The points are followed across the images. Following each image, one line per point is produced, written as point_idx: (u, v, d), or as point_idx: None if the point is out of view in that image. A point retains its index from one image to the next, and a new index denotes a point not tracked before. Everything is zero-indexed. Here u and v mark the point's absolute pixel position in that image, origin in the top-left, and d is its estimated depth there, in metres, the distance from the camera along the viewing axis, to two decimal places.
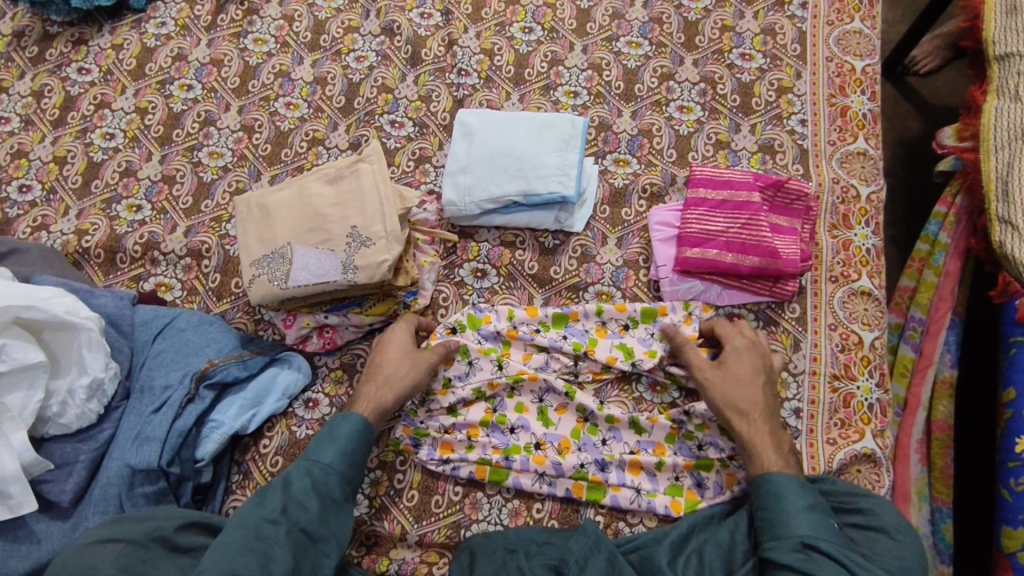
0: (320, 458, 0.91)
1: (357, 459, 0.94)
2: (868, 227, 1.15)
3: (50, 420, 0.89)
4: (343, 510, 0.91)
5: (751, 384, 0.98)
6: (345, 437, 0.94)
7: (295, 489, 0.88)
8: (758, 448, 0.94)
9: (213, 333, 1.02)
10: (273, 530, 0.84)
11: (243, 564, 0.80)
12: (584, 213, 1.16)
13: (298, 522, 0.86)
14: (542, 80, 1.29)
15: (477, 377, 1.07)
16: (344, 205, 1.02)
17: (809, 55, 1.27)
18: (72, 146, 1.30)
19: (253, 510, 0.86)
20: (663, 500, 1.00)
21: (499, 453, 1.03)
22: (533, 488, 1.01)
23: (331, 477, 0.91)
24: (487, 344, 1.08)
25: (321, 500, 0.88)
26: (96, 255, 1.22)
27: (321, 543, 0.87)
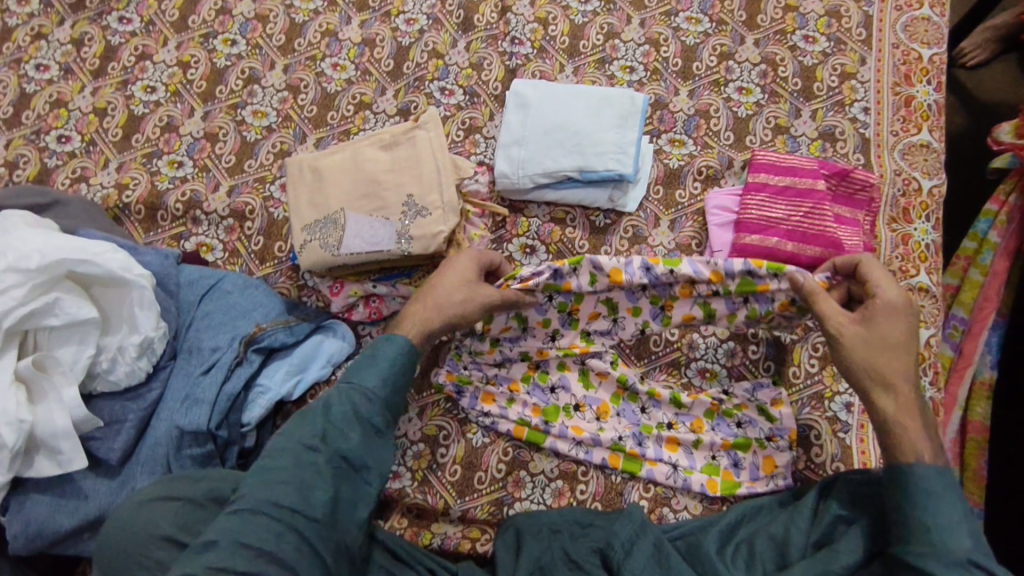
0: (362, 384, 0.88)
1: (399, 383, 0.91)
2: (929, 222, 1.12)
3: (99, 377, 0.88)
4: (385, 438, 0.89)
5: (901, 350, 0.88)
6: (387, 360, 0.90)
7: (335, 415, 0.85)
8: (903, 429, 0.85)
9: (259, 296, 1.01)
10: (314, 457, 0.82)
11: (281, 492, 0.79)
12: (638, 193, 1.14)
13: (339, 447, 0.84)
14: (597, 53, 1.25)
15: (528, 342, 1.06)
16: (400, 172, 0.99)
17: (875, 41, 1.23)
18: (113, 98, 1.27)
19: (292, 434, 0.84)
20: (699, 479, 1.00)
21: (538, 414, 1.04)
22: (571, 454, 1.01)
23: (372, 402, 0.88)
24: (546, 314, 1.04)
25: (362, 427, 0.86)
26: (137, 211, 1.20)
27: (361, 473, 0.85)
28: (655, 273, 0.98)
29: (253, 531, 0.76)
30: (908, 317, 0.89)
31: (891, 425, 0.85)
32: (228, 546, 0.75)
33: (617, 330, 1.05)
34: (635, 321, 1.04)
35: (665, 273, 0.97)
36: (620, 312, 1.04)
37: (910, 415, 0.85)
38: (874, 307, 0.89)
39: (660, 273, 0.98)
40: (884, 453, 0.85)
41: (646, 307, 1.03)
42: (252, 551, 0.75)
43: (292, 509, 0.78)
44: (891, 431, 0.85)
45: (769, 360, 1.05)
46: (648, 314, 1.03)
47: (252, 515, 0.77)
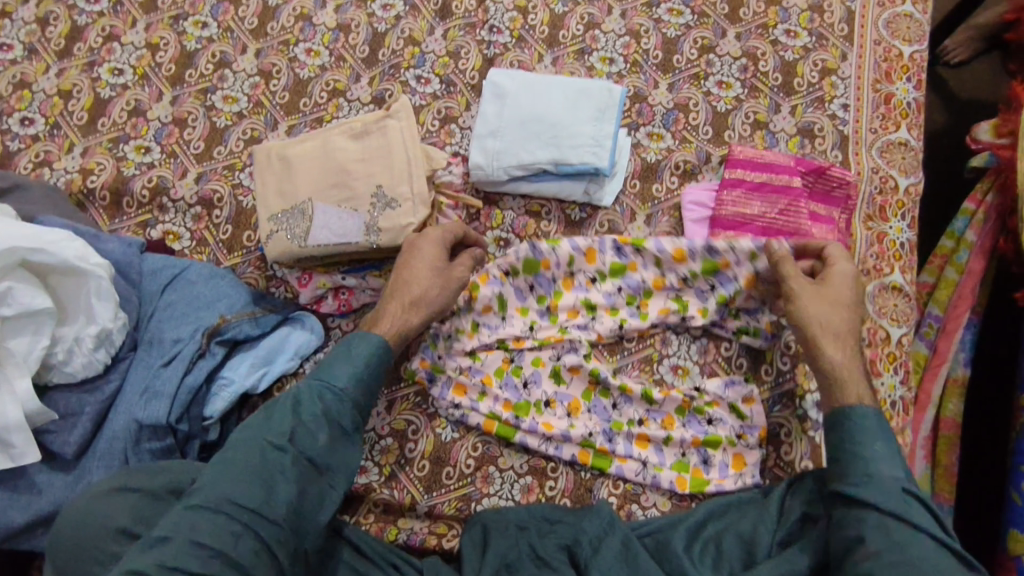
0: (333, 382, 0.87)
1: (370, 384, 0.89)
2: (904, 221, 1.12)
3: (54, 368, 0.85)
4: (354, 440, 0.87)
5: (850, 310, 0.94)
6: (359, 359, 0.88)
7: (305, 414, 0.84)
8: (847, 377, 0.90)
9: (224, 288, 0.98)
10: (279, 457, 0.80)
11: (240, 492, 0.77)
12: (614, 187, 1.12)
13: (306, 449, 0.82)
14: (576, 44, 1.23)
15: (505, 329, 1.06)
16: (370, 162, 0.97)
17: (857, 37, 1.21)
18: (78, 80, 1.24)
19: (260, 431, 0.82)
20: (669, 475, 0.99)
21: (509, 409, 1.02)
22: (540, 449, 1.01)
23: (343, 403, 0.86)
24: (525, 301, 1.07)
25: (330, 428, 0.84)
26: (102, 197, 1.17)
27: (327, 475, 0.84)
28: (625, 254, 1.06)
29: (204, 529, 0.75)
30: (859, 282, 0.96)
31: (832, 369, 0.91)
32: (182, 545, 0.73)
33: (594, 327, 1.05)
34: (612, 319, 1.06)
35: (634, 254, 1.06)
36: (599, 311, 1.06)
37: (852, 366, 0.91)
38: (830, 271, 0.96)
39: (630, 254, 1.06)
40: (825, 397, 0.90)
41: (622, 307, 1.06)
42: (205, 552, 0.73)
43: (252, 509, 0.77)
44: (830, 374, 0.90)
45: (742, 358, 1.05)
46: (625, 313, 1.06)
47: (208, 512, 0.76)
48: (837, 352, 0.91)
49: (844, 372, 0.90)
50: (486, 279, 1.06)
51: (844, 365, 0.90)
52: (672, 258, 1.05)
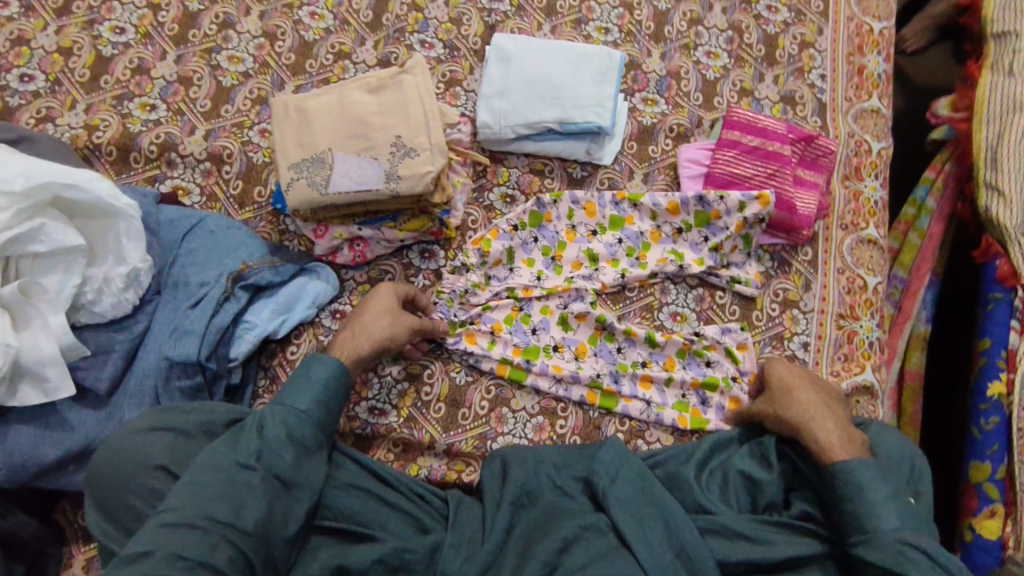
0: (294, 405, 0.89)
1: (333, 407, 0.92)
2: (877, 180, 1.21)
3: (83, 308, 0.87)
4: (317, 459, 0.89)
5: (806, 394, 0.98)
6: (319, 382, 0.91)
7: (269, 437, 0.85)
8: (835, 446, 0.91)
9: (243, 237, 1.01)
10: (248, 475, 0.81)
11: (216, 506, 0.78)
12: (613, 147, 1.19)
13: (274, 467, 0.83)
14: (574, 14, 1.29)
15: (515, 279, 1.11)
16: (388, 114, 1.01)
17: (832, 13, 1.31)
18: (78, 37, 1.23)
19: (226, 452, 0.83)
20: (671, 414, 1.06)
21: (519, 354, 1.07)
22: (550, 391, 1.06)
23: (305, 426, 0.88)
24: (531, 253, 1.13)
25: (296, 447, 0.86)
26: (108, 153, 1.17)
27: (293, 492, 0.85)
28: (623, 208, 1.14)
29: (195, 543, 0.75)
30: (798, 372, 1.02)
31: (820, 439, 0.92)
32: (163, 557, 0.74)
33: (598, 276, 1.11)
34: (614, 270, 1.12)
35: (632, 208, 1.14)
36: (601, 262, 1.13)
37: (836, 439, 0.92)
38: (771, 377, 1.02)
39: (628, 209, 1.14)
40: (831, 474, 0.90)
41: (623, 258, 1.13)
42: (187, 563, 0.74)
43: (228, 524, 0.77)
44: (818, 446, 0.92)
45: (735, 305, 1.12)
46: (626, 263, 1.12)
47: (192, 529, 0.76)
48: (814, 422, 0.94)
49: (827, 436, 0.92)
50: (496, 234, 1.11)
51: (827, 433, 0.92)
52: (667, 210, 1.13)
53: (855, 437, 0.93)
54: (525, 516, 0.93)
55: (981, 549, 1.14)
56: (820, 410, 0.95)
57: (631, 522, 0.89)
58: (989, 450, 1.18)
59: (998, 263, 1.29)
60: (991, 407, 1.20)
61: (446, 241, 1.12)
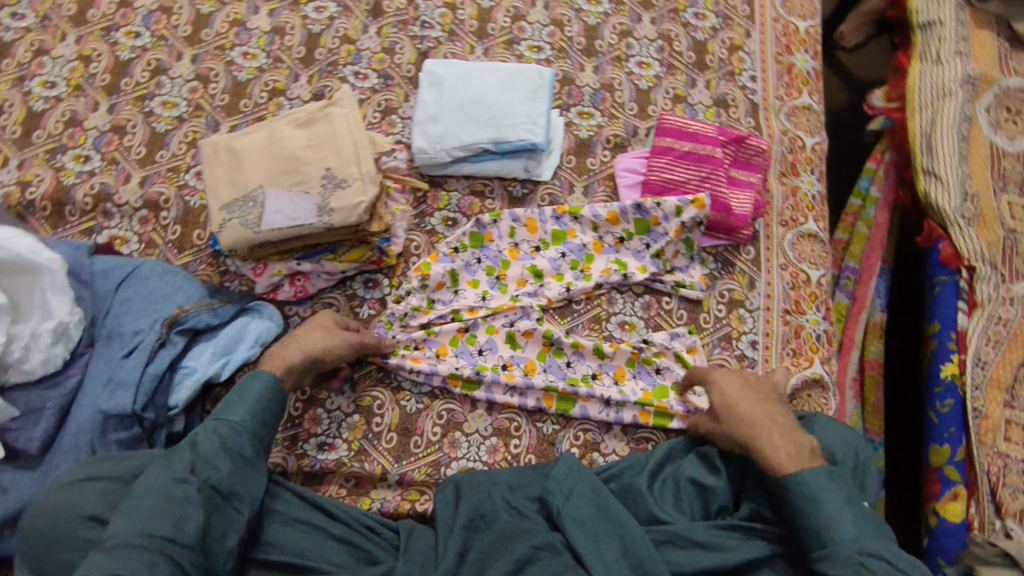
0: (227, 418, 0.89)
1: (268, 417, 0.93)
2: (813, 175, 1.24)
3: (10, 367, 0.86)
4: (256, 469, 0.89)
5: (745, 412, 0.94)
6: (252, 395, 0.92)
7: (203, 449, 0.85)
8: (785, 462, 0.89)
9: (180, 282, 1.00)
10: (184, 488, 0.81)
11: (154, 525, 0.77)
12: (551, 162, 1.19)
13: (209, 478, 0.83)
14: (505, 35, 1.30)
15: (460, 302, 1.11)
16: (318, 147, 1.02)
17: (758, 16, 1.34)
18: (9, 95, 1.23)
19: (160, 472, 0.82)
20: (632, 411, 1.06)
21: (469, 367, 1.07)
22: (504, 399, 1.06)
23: (240, 435, 0.88)
24: (474, 275, 1.13)
25: (231, 457, 0.86)
26: (42, 208, 1.16)
27: (233, 503, 0.85)
28: (564, 222, 1.15)
29: (133, 562, 0.74)
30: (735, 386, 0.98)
31: (766, 457, 0.90)
32: None
33: (543, 291, 1.11)
34: (559, 284, 1.12)
35: (572, 222, 1.15)
36: (545, 278, 1.13)
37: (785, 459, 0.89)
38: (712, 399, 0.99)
39: (568, 222, 1.15)
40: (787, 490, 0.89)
41: (567, 272, 1.13)
42: None
43: (167, 538, 0.76)
44: (766, 462, 0.90)
45: (682, 309, 1.13)
46: (570, 277, 1.13)
47: (130, 547, 0.75)
48: (756, 438, 0.92)
49: (772, 452, 0.90)
50: (437, 257, 1.12)
51: (771, 448, 0.90)
52: (607, 220, 1.14)
53: (799, 444, 0.91)
54: (479, 540, 0.92)
55: (946, 533, 1.14)
56: (759, 422, 0.93)
57: (585, 538, 0.89)
58: (946, 433, 1.18)
59: (942, 246, 1.30)
60: (945, 389, 1.20)
61: (389, 268, 1.12)
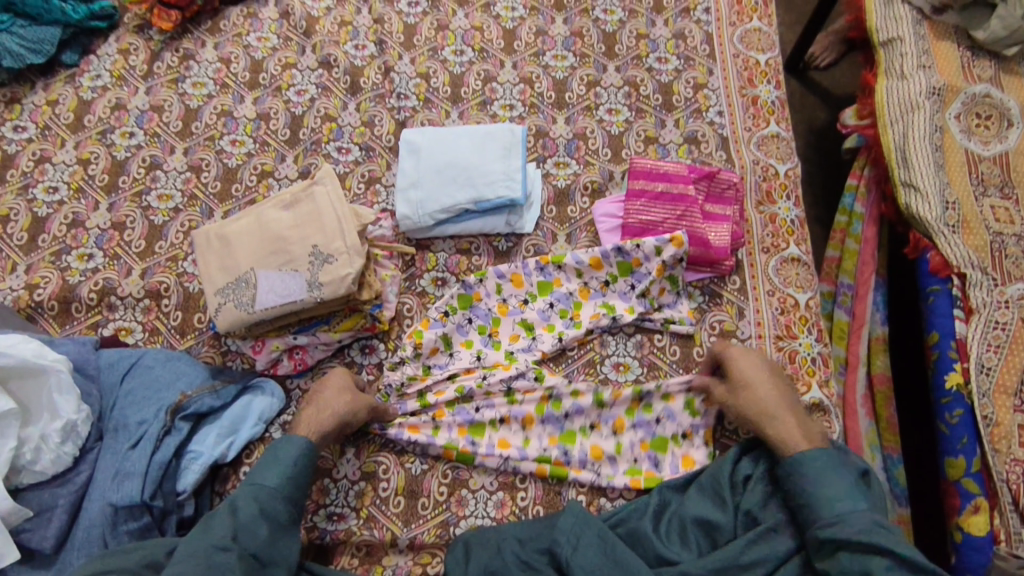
0: (263, 484, 0.91)
1: (302, 481, 0.94)
2: (789, 201, 1.26)
3: (23, 469, 0.89)
4: (289, 535, 0.92)
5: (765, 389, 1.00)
6: (285, 460, 0.93)
7: (242, 516, 0.88)
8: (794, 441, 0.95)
9: (181, 367, 1.04)
10: (226, 557, 0.83)
11: None
12: (532, 215, 1.23)
13: (249, 546, 0.86)
14: (478, 97, 1.36)
15: (456, 365, 1.13)
16: (302, 227, 1.06)
17: (718, 54, 1.39)
18: (14, 204, 1.29)
19: (200, 540, 0.85)
20: (623, 479, 1.05)
21: (464, 434, 1.08)
22: (500, 469, 1.06)
23: (277, 500, 0.91)
24: (468, 335, 1.15)
25: (269, 524, 0.89)
26: (50, 307, 1.21)
27: (271, 569, 0.88)
28: (549, 272, 1.17)
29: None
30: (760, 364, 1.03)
31: (778, 436, 0.96)
32: None
33: (537, 344, 1.14)
34: (551, 335, 1.14)
35: (556, 271, 1.17)
36: (537, 330, 1.15)
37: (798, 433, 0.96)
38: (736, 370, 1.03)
39: (553, 271, 1.17)
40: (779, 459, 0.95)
41: (557, 321, 1.15)
42: None
43: None
44: (778, 442, 0.96)
45: (674, 345, 1.14)
46: (561, 326, 1.15)
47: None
48: (770, 419, 0.97)
49: (785, 435, 0.95)
50: (428, 323, 1.14)
51: (785, 429, 0.96)
52: (590, 266, 1.16)
53: (810, 428, 0.97)
54: None
55: (973, 549, 1.10)
56: (778, 405, 0.98)
57: None
58: (959, 444, 1.14)
59: (930, 255, 1.28)
60: (952, 400, 1.17)
61: (384, 333, 1.15)
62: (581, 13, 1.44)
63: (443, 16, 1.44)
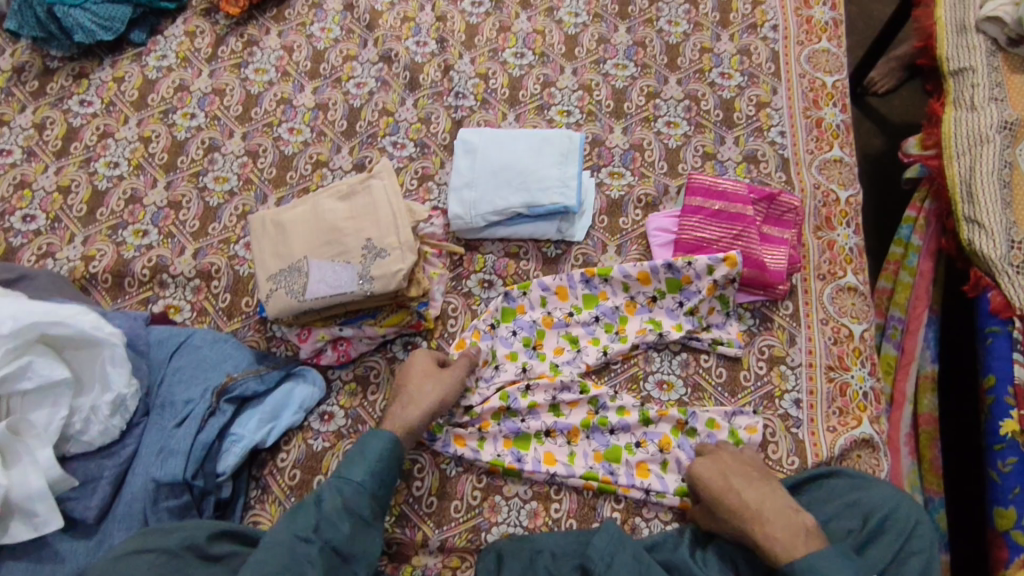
0: (349, 477, 0.94)
1: (387, 476, 0.96)
2: (849, 228, 1.22)
3: (72, 438, 0.91)
4: (373, 529, 0.93)
5: (743, 488, 0.93)
6: (373, 452, 0.95)
7: (326, 508, 0.90)
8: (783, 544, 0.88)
9: (229, 349, 1.05)
10: (307, 548, 0.86)
11: None
12: (584, 223, 1.22)
13: (331, 540, 0.88)
14: (535, 101, 1.35)
15: (502, 378, 1.11)
16: (359, 219, 1.07)
17: (783, 73, 1.36)
18: (76, 175, 1.32)
19: (286, 527, 0.88)
20: (672, 500, 1.03)
21: (511, 446, 1.07)
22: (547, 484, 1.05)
23: (361, 495, 0.93)
24: (512, 348, 1.13)
25: (351, 519, 0.90)
26: (104, 280, 1.23)
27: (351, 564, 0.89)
28: (594, 285, 1.16)
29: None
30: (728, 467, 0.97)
31: (766, 549, 0.88)
32: None
33: (582, 357, 1.12)
34: (596, 348, 1.13)
35: (603, 284, 1.16)
36: (582, 343, 1.13)
37: (788, 536, 0.88)
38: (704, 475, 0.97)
39: (599, 284, 1.16)
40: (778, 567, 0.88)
41: (602, 335, 1.14)
42: None
43: None
44: (768, 552, 0.88)
45: (721, 367, 1.12)
46: (606, 340, 1.13)
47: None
48: (750, 530, 0.90)
49: (775, 542, 0.88)
50: (477, 334, 1.13)
51: (771, 542, 0.88)
52: (638, 280, 1.15)
53: (801, 525, 0.89)
54: None
55: None
56: (754, 507, 0.91)
57: None
58: (1011, 494, 1.10)
59: (990, 295, 1.23)
60: (1006, 447, 1.12)
61: (427, 331, 1.15)
62: (645, 23, 1.42)
63: (505, 17, 1.44)
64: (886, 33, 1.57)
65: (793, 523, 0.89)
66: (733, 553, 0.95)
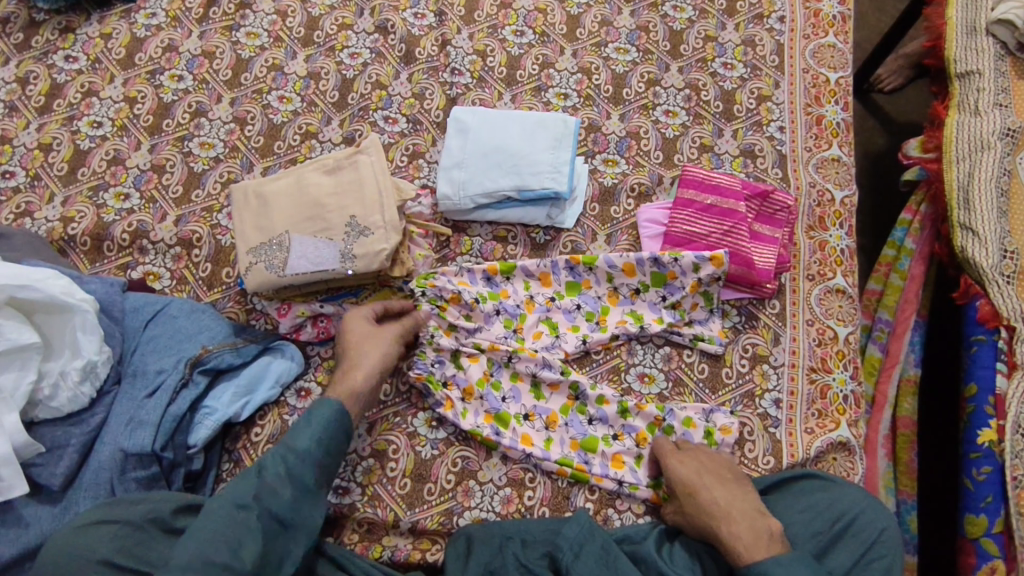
0: (293, 444, 0.91)
1: (335, 445, 0.94)
2: (842, 229, 1.21)
3: (40, 404, 0.90)
4: (316, 498, 0.91)
5: (715, 486, 0.95)
6: (321, 422, 0.93)
7: (268, 476, 0.88)
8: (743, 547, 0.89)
9: (206, 321, 1.03)
10: (245, 516, 0.84)
11: (215, 552, 0.80)
12: (574, 210, 1.20)
13: (270, 507, 0.86)
14: (533, 82, 1.32)
15: (483, 334, 1.10)
16: (342, 195, 1.05)
17: (787, 66, 1.33)
18: (58, 133, 1.29)
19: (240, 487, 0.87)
20: (645, 493, 1.03)
21: (490, 422, 1.06)
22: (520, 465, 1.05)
23: (306, 463, 0.90)
24: (492, 325, 1.11)
25: (293, 486, 0.88)
26: (82, 243, 1.21)
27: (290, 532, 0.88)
28: (578, 272, 1.13)
29: None
30: (707, 466, 0.98)
31: (728, 548, 0.90)
32: None
33: (560, 344, 1.11)
34: (575, 335, 1.11)
35: (587, 272, 1.13)
36: (561, 330, 1.12)
37: (748, 537, 0.90)
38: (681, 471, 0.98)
39: (583, 272, 1.13)
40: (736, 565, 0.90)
41: (582, 324, 1.12)
42: None
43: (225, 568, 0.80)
44: (729, 551, 0.90)
45: (703, 363, 1.11)
46: (585, 329, 1.12)
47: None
48: (716, 529, 0.92)
49: (739, 541, 0.90)
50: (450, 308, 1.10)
51: (734, 540, 0.90)
52: (622, 271, 1.12)
53: (764, 530, 0.91)
54: None
55: None
56: (721, 507, 0.93)
57: None
58: (983, 502, 1.10)
59: (978, 304, 1.21)
60: (982, 455, 1.12)
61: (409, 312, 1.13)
62: (650, 6, 1.39)
63: None
64: (894, 32, 1.55)
65: (757, 524, 0.91)
66: (697, 549, 0.97)
